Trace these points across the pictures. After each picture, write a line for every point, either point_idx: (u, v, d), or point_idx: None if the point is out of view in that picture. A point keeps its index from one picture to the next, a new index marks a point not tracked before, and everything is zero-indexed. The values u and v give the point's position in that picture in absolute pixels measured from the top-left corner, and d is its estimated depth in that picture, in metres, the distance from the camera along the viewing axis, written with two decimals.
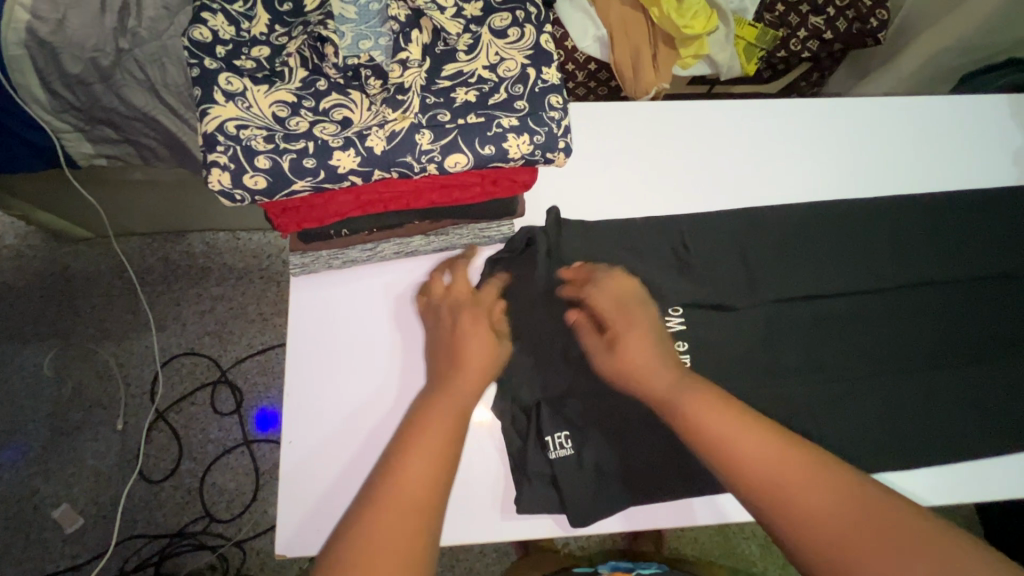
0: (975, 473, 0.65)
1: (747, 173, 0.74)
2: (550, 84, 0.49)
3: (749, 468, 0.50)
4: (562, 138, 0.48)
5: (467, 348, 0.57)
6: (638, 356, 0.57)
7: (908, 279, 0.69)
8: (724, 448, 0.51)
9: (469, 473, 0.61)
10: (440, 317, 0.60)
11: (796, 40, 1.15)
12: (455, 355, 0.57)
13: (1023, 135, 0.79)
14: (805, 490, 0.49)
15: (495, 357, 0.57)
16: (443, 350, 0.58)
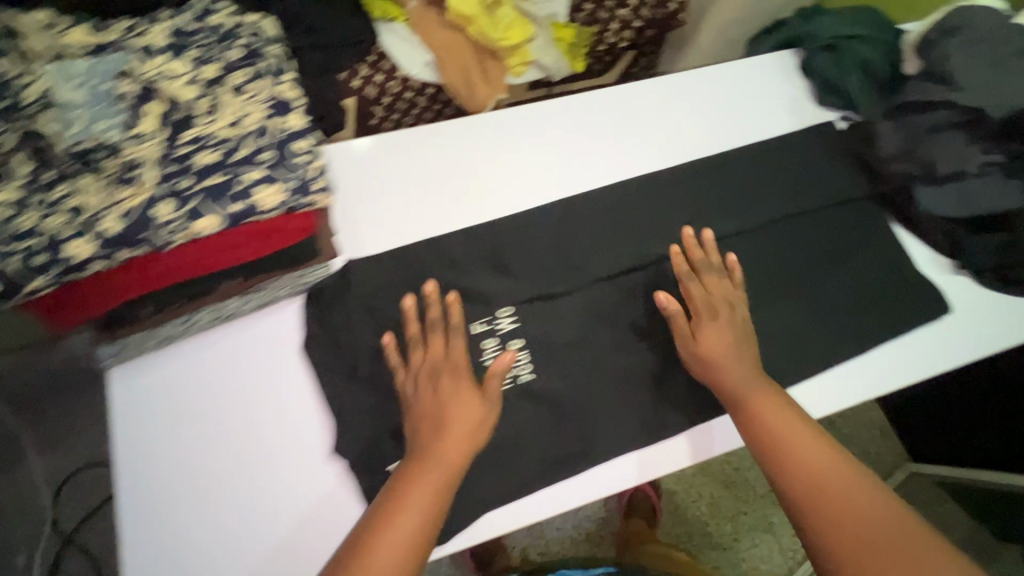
0: (792, 400, 0.72)
1: (556, 168, 0.79)
2: (289, 133, 0.58)
3: (793, 458, 0.59)
4: (313, 179, 0.58)
5: (447, 411, 0.60)
6: (721, 343, 0.66)
7: (707, 237, 0.77)
8: (804, 460, 0.59)
9: (327, 523, 0.61)
10: (432, 376, 0.62)
11: (611, 32, 1.23)
12: (439, 423, 0.60)
13: (792, 86, 0.88)
14: (833, 485, 0.56)
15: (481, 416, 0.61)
16: (439, 410, 0.60)
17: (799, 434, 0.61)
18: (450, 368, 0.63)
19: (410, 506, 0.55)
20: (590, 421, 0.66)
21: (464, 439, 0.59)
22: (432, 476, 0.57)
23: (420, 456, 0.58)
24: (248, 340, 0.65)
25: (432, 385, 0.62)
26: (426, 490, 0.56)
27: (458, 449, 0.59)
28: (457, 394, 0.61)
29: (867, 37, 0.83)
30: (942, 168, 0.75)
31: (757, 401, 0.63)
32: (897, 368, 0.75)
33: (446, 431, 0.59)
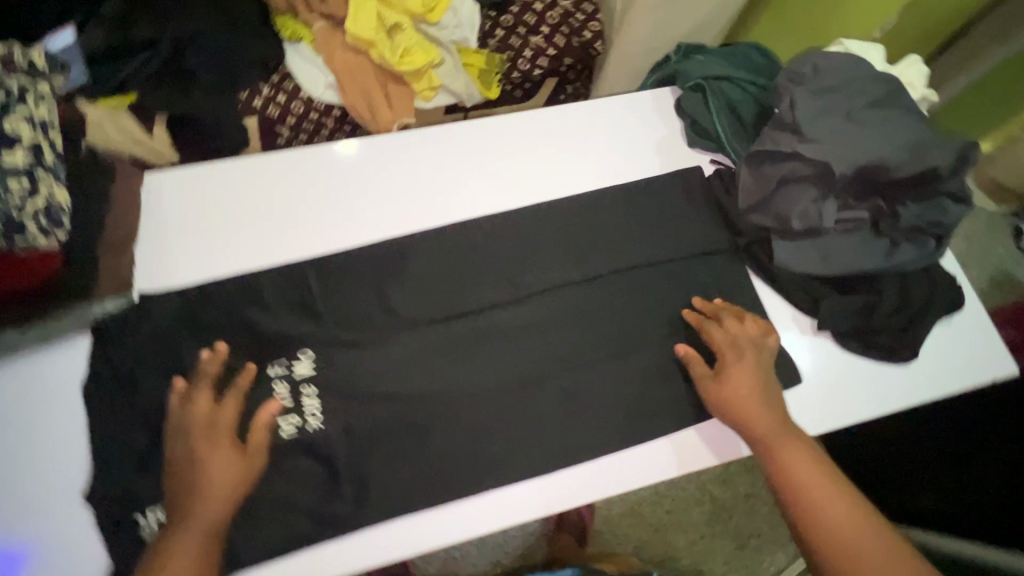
0: (605, 465, 0.68)
1: (389, 203, 0.75)
2: None
3: (825, 510, 0.60)
4: None
5: (205, 471, 0.57)
6: (745, 392, 0.66)
7: (541, 285, 0.73)
8: (812, 495, 0.61)
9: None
10: (186, 436, 0.59)
11: (524, 59, 1.21)
12: (194, 485, 0.57)
13: (664, 125, 0.83)
14: (846, 527, 0.59)
15: (241, 472, 0.58)
16: (195, 472, 0.57)
17: (813, 473, 0.62)
18: (211, 430, 0.59)
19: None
20: (375, 476, 0.63)
21: (224, 500, 0.57)
22: (189, 543, 0.55)
23: (176, 522, 0.56)
24: (20, 379, 0.62)
25: (190, 444, 0.59)
26: (188, 556, 0.54)
27: (215, 511, 0.57)
28: (211, 458, 0.58)
29: (734, 80, 0.80)
30: (794, 222, 0.70)
31: (781, 442, 0.64)
32: (725, 438, 0.70)
33: (200, 494, 0.57)
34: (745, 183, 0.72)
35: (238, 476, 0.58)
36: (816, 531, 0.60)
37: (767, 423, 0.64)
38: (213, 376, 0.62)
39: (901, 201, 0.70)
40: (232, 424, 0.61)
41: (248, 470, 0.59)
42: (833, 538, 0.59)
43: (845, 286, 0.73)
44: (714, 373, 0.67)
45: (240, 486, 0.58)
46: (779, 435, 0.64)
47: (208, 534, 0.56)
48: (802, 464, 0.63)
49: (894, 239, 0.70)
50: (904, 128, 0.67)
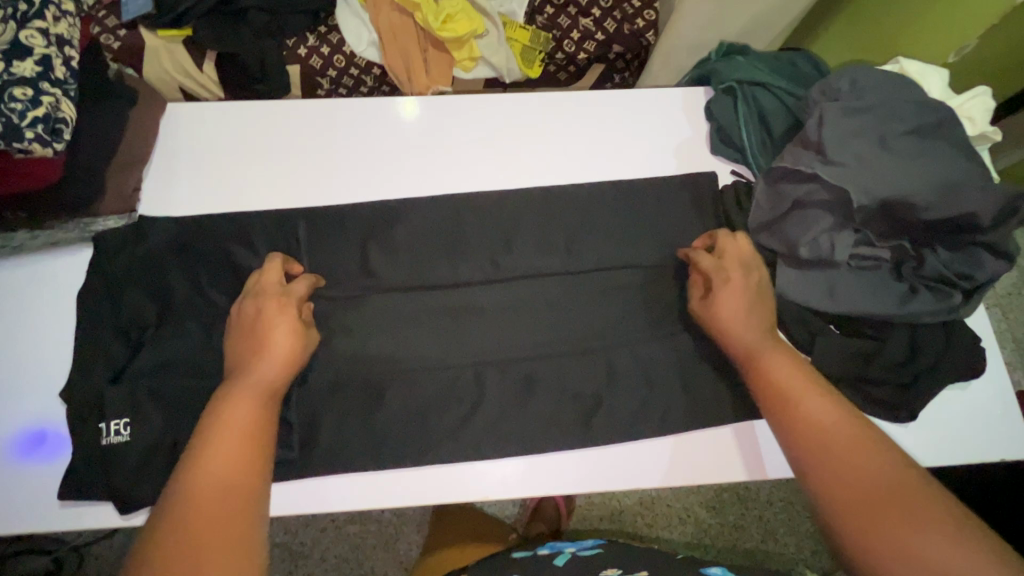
0: (559, 461, 0.65)
1: (392, 164, 0.75)
2: (17, 77, 0.57)
3: (805, 411, 0.52)
4: (28, 130, 0.56)
5: (271, 332, 0.58)
6: (730, 306, 0.61)
7: (527, 272, 0.71)
8: (794, 400, 0.53)
9: (31, 464, 0.62)
10: (257, 299, 0.60)
11: (570, 41, 1.17)
12: (257, 339, 0.57)
13: (688, 126, 0.78)
14: (833, 433, 0.50)
15: (305, 340, 0.59)
16: (256, 327, 0.58)
17: (804, 383, 0.54)
18: (278, 298, 0.61)
19: (236, 423, 0.50)
20: (323, 428, 0.64)
21: (283, 362, 0.57)
22: (255, 393, 0.53)
23: (247, 376, 0.54)
24: (26, 278, 0.68)
25: (258, 305, 0.60)
26: (255, 405, 0.53)
27: (277, 371, 0.56)
28: (276, 320, 0.59)
29: (771, 86, 0.74)
30: (801, 249, 0.65)
31: (767, 350, 0.58)
32: (698, 466, 0.65)
33: (266, 354, 0.56)
34: (759, 199, 0.67)
35: (301, 346, 0.59)
36: (799, 436, 0.51)
37: (749, 336, 0.59)
38: (283, 266, 0.65)
39: (929, 244, 0.64)
40: (303, 300, 0.62)
41: (306, 341, 0.60)
42: (820, 438, 0.49)
43: (847, 327, 0.67)
44: (704, 289, 0.64)
45: (298, 360, 0.58)
46: (761, 344, 0.58)
47: (270, 389, 0.55)
48: (786, 369, 0.56)
49: (913, 284, 0.64)
50: (946, 164, 0.60)
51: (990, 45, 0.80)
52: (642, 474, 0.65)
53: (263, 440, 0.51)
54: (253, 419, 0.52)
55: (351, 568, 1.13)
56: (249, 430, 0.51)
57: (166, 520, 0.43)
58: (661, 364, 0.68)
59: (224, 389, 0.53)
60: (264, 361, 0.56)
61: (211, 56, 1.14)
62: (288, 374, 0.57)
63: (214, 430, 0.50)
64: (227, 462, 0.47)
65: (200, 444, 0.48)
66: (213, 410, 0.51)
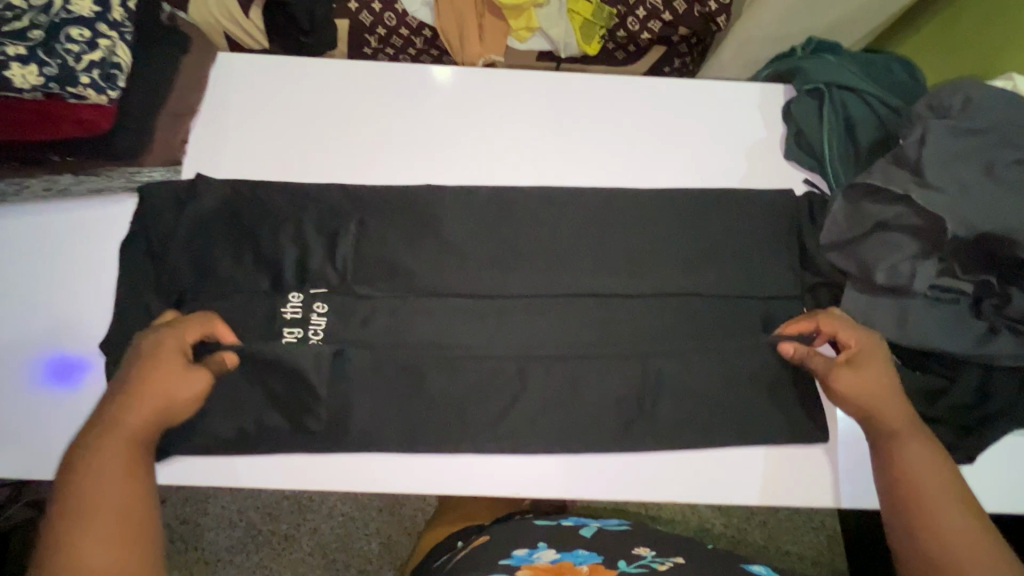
0: (595, 464, 0.63)
1: (447, 138, 0.71)
2: (73, 16, 0.55)
3: (934, 512, 0.49)
4: (82, 73, 0.55)
5: (146, 377, 0.54)
6: (871, 385, 0.56)
7: (580, 266, 0.67)
8: (921, 493, 0.51)
9: (66, 412, 0.62)
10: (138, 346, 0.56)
11: (634, 19, 1.10)
12: (125, 388, 0.53)
13: (764, 127, 0.73)
14: (960, 540, 0.48)
15: (189, 387, 0.55)
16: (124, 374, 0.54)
17: (937, 479, 0.51)
18: (161, 343, 0.56)
19: (105, 472, 0.47)
20: (357, 409, 0.63)
21: (144, 405, 0.52)
22: (116, 454, 0.49)
23: (100, 442, 0.49)
24: (68, 222, 0.66)
25: (128, 357, 0.56)
26: (128, 465, 0.49)
27: (139, 418, 0.52)
28: (155, 366, 0.54)
29: (861, 92, 0.69)
30: (879, 274, 0.61)
31: (904, 439, 0.54)
32: (741, 485, 0.63)
33: (134, 399, 0.52)
34: (836, 216, 0.63)
35: (189, 389, 0.55)
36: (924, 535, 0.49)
37: (892, 412, 0.55)
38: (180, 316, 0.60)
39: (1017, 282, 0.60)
40: (184, 342, 0.57)
41: (198, 382, 0.56)
42: (945, 549, 0.48)
43: (913, 361, 0.64)
44: (843, 356, 0.59)
45: (181, 401, 0.55)
46: (901, 430, 0.55)
47: (137, 437, 0.51)
48: (924, 462, 0.52)
49: (995, 324, 0.60)
50: None
51: None
52: (680, 487, 0.63)
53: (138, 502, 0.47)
54: (124, 468, 0.48)
55: (356, 527, 1.14)
56: (114, 498, 0.46)
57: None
58: (714, 378, 0.64)
59: (73, 460, 0.48)
60: (130, 406, 0.52)
61: (258, 4, 1.09)
62: (159, 420, 0.53)
63: (76, 488, 0.46)
64: (96, 541, 0.44)
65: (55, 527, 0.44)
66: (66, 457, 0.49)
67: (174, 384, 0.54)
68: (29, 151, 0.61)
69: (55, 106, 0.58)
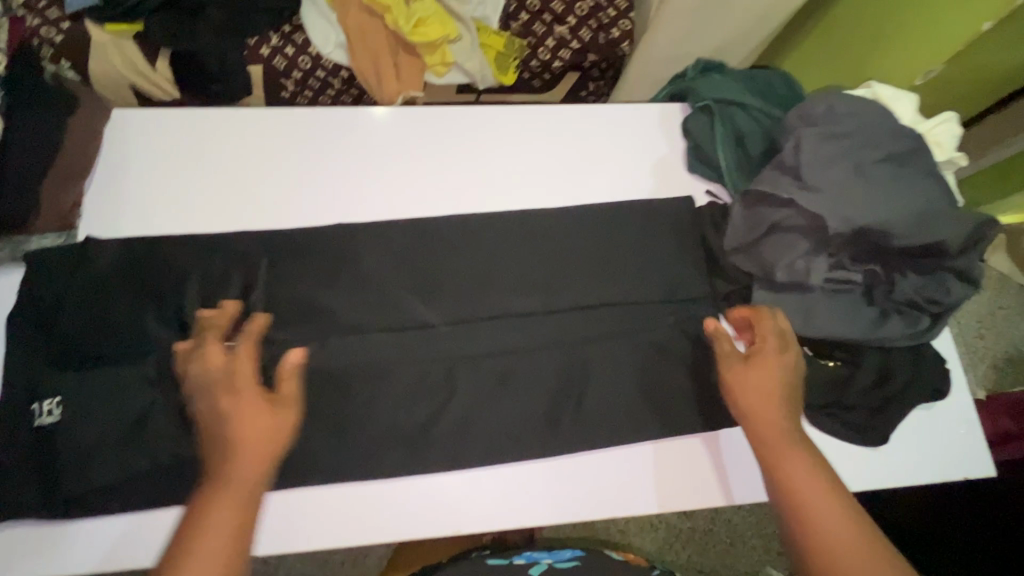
0: (536, 489, 0.63)
1: (360, 177, 0.70)
2: None
3: (820, 520, 0.52)
4: None
5: (239, 427, 0.51)
6: (757, 400, 0.58)
7: (505, 292, 0.68)
8: (806, 501, 0.53)
9: None
10: (217, 380, 0.53)
11: (545, 48, 1.15)
12: (223, 434, 0.51)
13: (666, 143, 0.77)
14: (841, 546, 0.50)
15: (277, 428, 0.53)
16: (223, 411, 0.52)
17: (819, 485, 0.54)
18: (231, 378, 0.53)
19: (215, 530, 0.47)
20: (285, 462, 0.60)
21: (245, 462, 0.50)
22: (224, 511, 0.48)
23: (207, 496, 0.49)
24: None
25: (206, 391, 0.53)
26: (231, 528, 0.48)
27: (251, 469, 0.50)
28: (241, 408, 0.52)
29: (747, 106, 0.74)
30: (778, 273, 0.65)
31: (790, 446, 0.56)
32: (680, 488, 0.64)
33: (238, 446, 0.51)
34: (735, 222, 0.67)
35: (279, 428, 0.53)
36: (812, 540, 0.51)
37: (775, 419, 0.57)
38: (218, 324, 0.58)
39: (901, 269, 0.65)
40: (254, 374, 0.54)
41: (274, 437, 0.53)
42: (829, 551, 0.50)
43: (822, 352, 0.68)
44: (738, 357, 0.60)
45: (277, 441, 0.53)
46: (784, 436, 0.56)
47: (248, 490, 0.50)
48: (806, 468, 0.55)
49: (886, 308, 0.65)
50: (923, 192, 0.60)
51: (964, 70, 0.80)
52: (622, 498, 0.63)
53: (234, 568, 0.47)
54: (233, 522, 0.48)
55: None
56: (221, 558, 0.46)
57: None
58: (640, 387, 0.66)
59: (196, 498, 0.49)
60: (233, 451, 0.51)
61: (164, 54, 1.08)
62: (266, 468, 0.52)
63: (190, 541, 0.47)
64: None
65: (167, 569, 0.45)
66: (187, 511, 0.49)
67: (245, 418, 0.52)
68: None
69: None
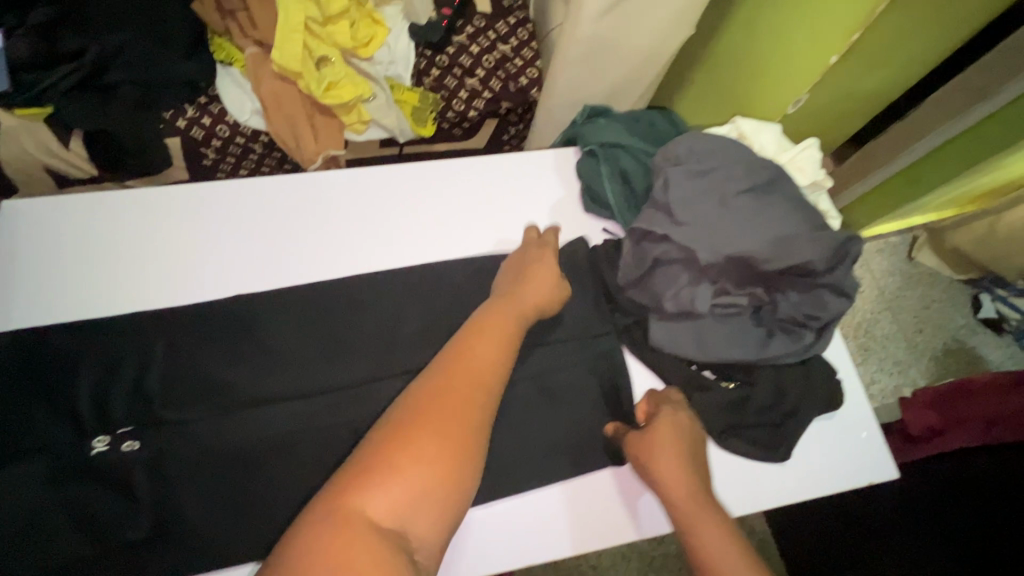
0: (454, 543, 0.62)
1: (265, 246, 0.72)
2: None
3: None
4: None
5: (530, 277, 0.66)
6: (676, 477, 0.59)
7: (413, 344, 0.69)
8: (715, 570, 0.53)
9: None
10: (522, 247, 0.71)
11: (459, 100, 1.20)
12: (518, 274, 0.67)
13: (562, 186, 0.81)
14: None
15: (556, 284, 0.67)
16: (519, 270, 0.68)
17: (727, 552, 0.54)
18: (537, 244, 0.71)
19: (457, 385, 0.54)
20: (185, 546, 0.58)
21: (518, 306, 0.63)
22: (490, 346, 0.58)
23: (467, 343, 0.58)
24: None
25: (524, 261, 0.69)
26: (493, 357, 0.58)
27: (515, 313, 0.62)
28: (539, 263, 0.68)
29: (631, 147, 0.78)
30: (667, 304, 0.67)
31: (700, 515, 0.57)
32: (598, 524, 0.65)
33: (513, 299, 0.64)
34: (625, 258, 0.69)
35: (556, 278, 0.67)
36: None
37: (683, 486, 0.58)
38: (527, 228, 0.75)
39: (780, 289, 0.68)
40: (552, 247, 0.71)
41: (556, 292, 0.67)
42: None
43: (723, 374, 0.70)
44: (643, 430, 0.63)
45: (552, 297, 0.66)
46: (692, 503, 0.58)
47: (513, 324, 0.62)
48: (715, 536, 0.55)
49: (771, 328, 0.68)
50: (783, 219, 0.64)
51: (826, 98, 0.87)
52: (543, 543, 0.63)
53: (491, 388, 0.56)
54: (493, 363, 0.57)
55: None
56: (464, 415, 0.53)
57: (404, 464, 0.49)
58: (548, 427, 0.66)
59: (421, 377, 0.56)
60: (511, 296, 0.65)
61: (78, 134, 1.09)
62: (528, 317, 0.64)
63: (442, 385, 0.54)
64: (446, 413, 0.52)
65: (400, 421, 0.52)
66: (432, 369, 0.57)
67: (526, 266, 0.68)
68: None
69: None
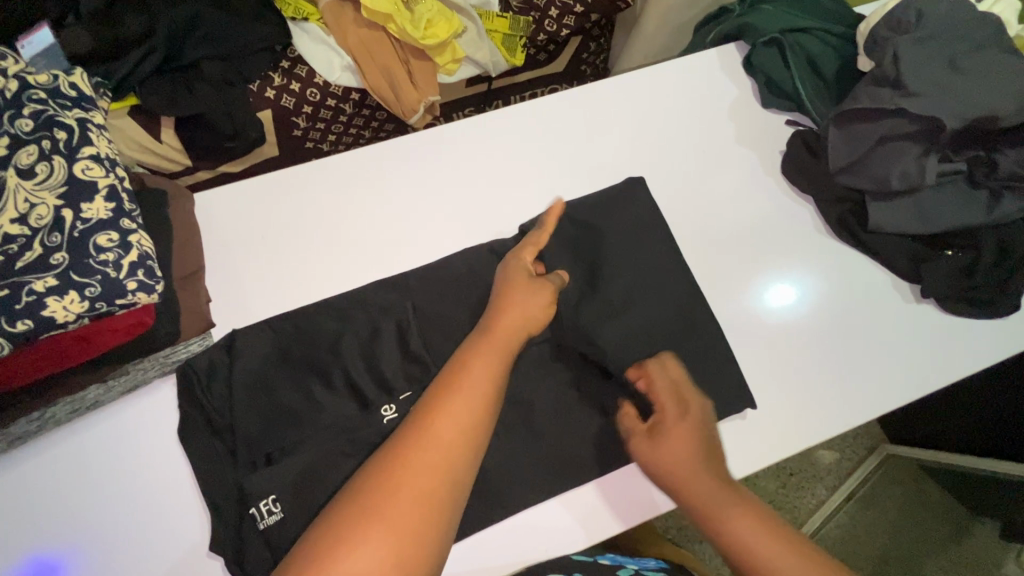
0: (731, 439, 0.67)
1: (466, 196, 0.72)
2: (92, 223, 0.48)
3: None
4: (127, 279, 0.47)
5: (504, 310, 0.58)
6: (678, 462, 0.56)
7: (642, 267, 0.69)
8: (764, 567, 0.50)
9: None
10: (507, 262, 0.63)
11: (550, 19, 1.12)
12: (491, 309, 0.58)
13: (733, 84, 0.79)
14: None
15: (532, 310, 0.58)
16: (494, 297, 0.60)
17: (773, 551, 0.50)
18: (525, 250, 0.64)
19: (433, 452, 0.46)
20: (498, 483, 0.61)
21: (496, 355, 0.54)
22: (469, 404, 0.49)
23: (444, 401, 0.49)
24: (118, 427, 0.59)
25: (502, 282, 0.61)
26: (462, 428, 0.48)
27: (493, 362, 0.53)
28: (514, 290, 0.59)
29: (808, 29, 0.76)
30: (895, 182, 0.67)
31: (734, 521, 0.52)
32: (853, 400, 0.69)
33: (487, 346, 0.54)
34: (837, 144, 0.69)
35: (537, 301, 0.59)
36: None
37: (708, 490, 0.54)
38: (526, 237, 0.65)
39: (998, 148, 0.68)
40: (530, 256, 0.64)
41: (545, 305, 0.60)
42: None
43: (940, 243, 0.72)
44: (647, 431, 0.59)
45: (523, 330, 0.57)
46: (720, 503, 0.53)
47: (494, 380, 0.52)
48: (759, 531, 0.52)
49: (995, 189, 0.68)
50: (1014, 73, 0.63)
51: None
52: (810, 427, 0.68)
53: (468, 448, 0.47)
54: (462, 428, 0.48)
55: None
56: (433, 484, 0.45)
57: (352, 549, 0.41)
58: (778, 317, 0.71)
59: (391, 440, 0.48)
60: (481, 341, 0.55)
61: (168, 122, 1.02)
62: (512, 356, 0.55)
63: (409, 449, 0.46)
64: (409, 479, 0.45)
65: (372, 497, 0.44)
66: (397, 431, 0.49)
67: (504, 288, 0.60)
68: (13, 396, 0.52)
69: (99, 326, 0.50)
